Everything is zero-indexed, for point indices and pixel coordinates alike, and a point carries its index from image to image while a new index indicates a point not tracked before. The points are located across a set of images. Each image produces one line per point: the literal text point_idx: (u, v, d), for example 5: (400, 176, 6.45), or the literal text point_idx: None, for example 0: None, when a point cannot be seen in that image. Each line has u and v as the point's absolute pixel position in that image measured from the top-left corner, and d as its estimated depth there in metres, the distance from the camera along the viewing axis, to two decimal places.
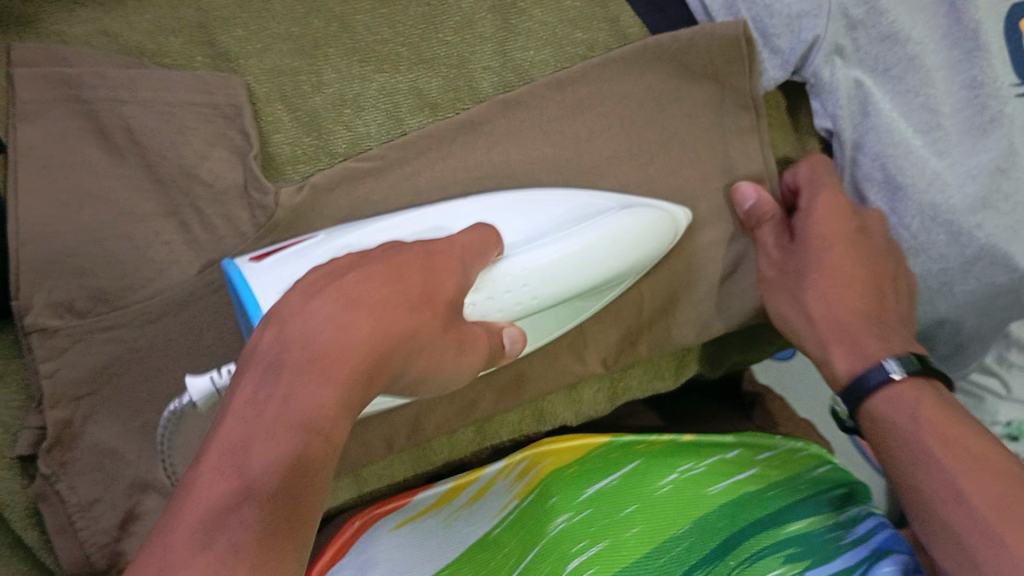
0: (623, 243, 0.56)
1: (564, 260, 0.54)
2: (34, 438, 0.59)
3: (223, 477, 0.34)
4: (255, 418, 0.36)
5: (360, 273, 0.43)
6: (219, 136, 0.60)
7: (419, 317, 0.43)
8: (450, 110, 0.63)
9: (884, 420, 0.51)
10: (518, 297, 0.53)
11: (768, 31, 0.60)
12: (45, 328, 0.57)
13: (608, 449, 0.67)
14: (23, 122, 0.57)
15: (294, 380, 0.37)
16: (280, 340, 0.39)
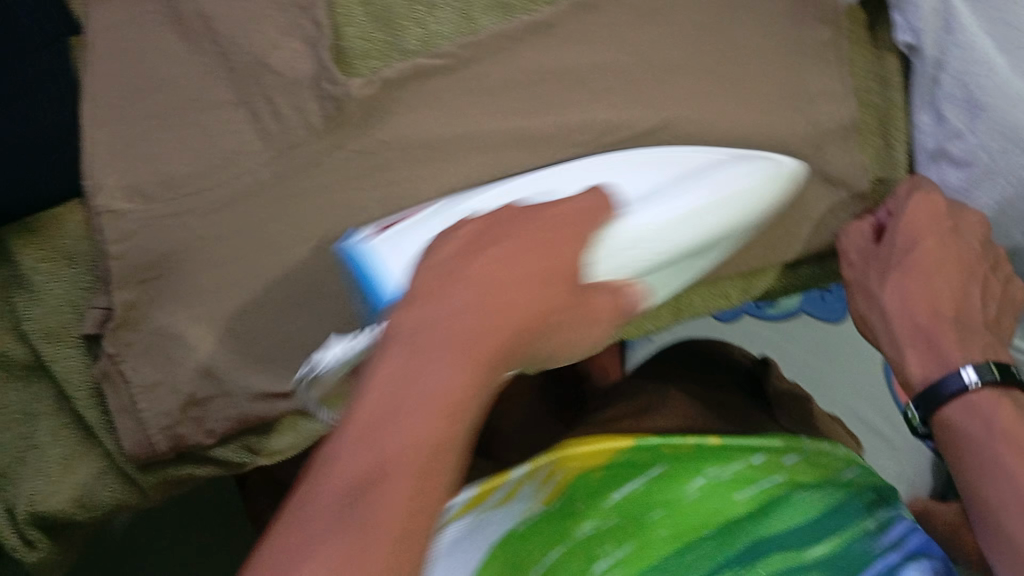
0: (744, 200, 0.57)
1: (688, 214, 0.56)
2: (100, 319, 0.60)
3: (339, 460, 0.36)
4: (391, 415, 0.37)
5: (503, 249, 0.44)
6: (293, 25, 0.60)
7: (554, 288, 0.44)
8: (521, 9, 0.60)
9: (962, 430, 0.51)
10: (666, 249, 0.55)
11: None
12: (115, 209, 0.59)
13: (634, 453, 0.63)
14: (100, 5, 0.60)
15: (420, 354, 0.38)
16: (417, 324, 0.40)
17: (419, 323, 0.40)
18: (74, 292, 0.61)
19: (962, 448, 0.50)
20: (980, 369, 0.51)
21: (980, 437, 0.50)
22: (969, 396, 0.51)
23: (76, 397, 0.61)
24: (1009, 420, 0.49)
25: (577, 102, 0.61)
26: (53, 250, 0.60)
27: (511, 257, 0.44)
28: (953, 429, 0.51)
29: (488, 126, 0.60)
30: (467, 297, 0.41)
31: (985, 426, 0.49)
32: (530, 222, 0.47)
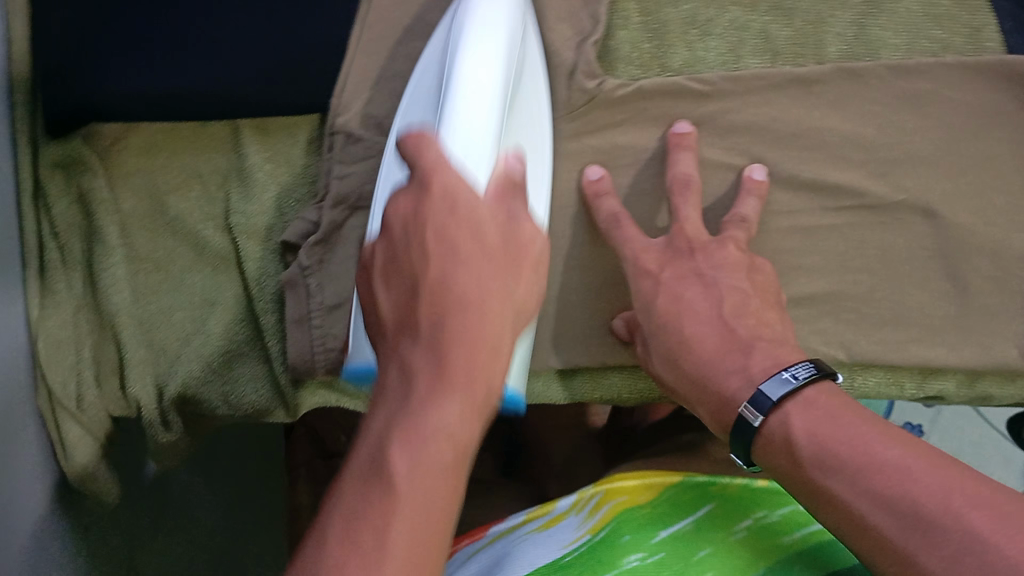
0: (472, 61, 0.51)
1: (477, 119, 0.49)
2: (304, 230, 0.61)
3: (399, 413, 0.40)
4: (372, 474, 0.39)
5: (433, 257, 0.42)
6: (571, 15, 0.61)
7: (486, 329, 0.42)
8: (790, 61, 0.62)
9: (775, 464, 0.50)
10: (488, 137, 0.49)
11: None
12: (351, 134, 0.61)
13: (675, 496, 0.60)
14: None
15: (376, 478, 0.38)
16: (387, 424, 0.40)
17: (404, 360, 0.41)
18: (286, 198, 0.62)
19: (786, 463, 0.49)
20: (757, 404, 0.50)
21: (800, 432, 0.48)
22: (791, 400, 0.49)
23: (256, 298, 0.62)
24: (843, 413, 0.47)
25: (813, 163, 0.61)
26: (280, 153, 0.62)
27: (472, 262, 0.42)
28: (772, 441, 0.50)
29: (723, 163, 0.61)
30: (464, 277, 0.42)
31: (819, 417, 0.48)
32: (422, 206, 0.43)
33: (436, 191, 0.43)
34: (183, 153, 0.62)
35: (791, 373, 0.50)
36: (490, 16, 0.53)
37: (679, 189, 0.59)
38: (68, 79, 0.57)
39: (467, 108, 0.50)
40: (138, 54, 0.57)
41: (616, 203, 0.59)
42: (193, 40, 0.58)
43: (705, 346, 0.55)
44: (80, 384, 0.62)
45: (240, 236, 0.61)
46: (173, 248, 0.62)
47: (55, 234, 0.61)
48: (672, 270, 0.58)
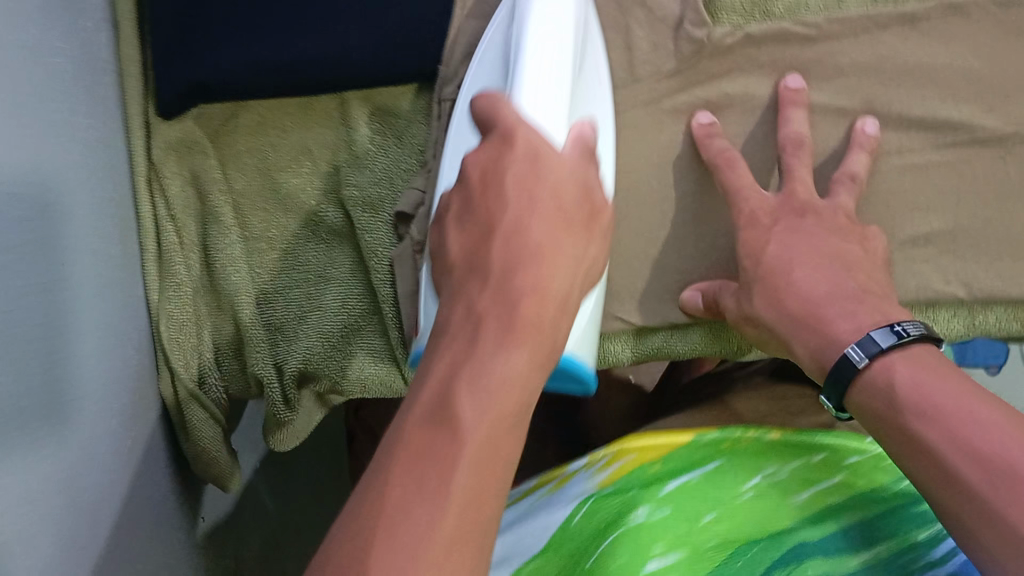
0: (551, 5, 0.52)
1: (549, 43, 0.51)
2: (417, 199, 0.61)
3: (462, 349, 0.35)
4: (431, 423, 0.33)
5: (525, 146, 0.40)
6: None
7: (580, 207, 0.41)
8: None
9: (868, 409, 0.47)
10: (561, 91, 0.50)
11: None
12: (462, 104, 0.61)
13: (688, 449, 0.59)
14: None
15: (454, 406, 0.33)
16: (455, 363, 0.35)
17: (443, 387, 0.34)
18: (397, 169, 0.62)
19: (889, 412, 0.45)
20: (865, 345, 0.47)
21: (902, 387, 0.45)
22: (899, 352, 0.46)
23: (372, 269, 0.61)
24: (946, 371, 0.45)
25: (924, 100, 0.61)
26: (386, 124, 0.62)
27: (539, 190, 0.39)
28: (877, 390, 0.46)
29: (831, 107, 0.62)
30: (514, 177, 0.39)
31: (923, 370, 0.45)
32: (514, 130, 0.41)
33: (516, 149, 0.40)
34: (293, 130, 0.62)
35: (902, 326, 0.47)
36: None
37: (794, 145, 0.59)
38: (185, 49, 0.58)
39: (534, 79, 0.49)
40: (244, 10, 0.58)
41: (725, 144, 0.59)
42: (296, 6, 0.58)
43: (807, 285, 0.53)
44: (203, 367, 0.63)
45: (352, 207, 0.61)
46: (287, 225, 0.62)
47: (171, 215, 0.61)
48: (778, 224, 0.57)
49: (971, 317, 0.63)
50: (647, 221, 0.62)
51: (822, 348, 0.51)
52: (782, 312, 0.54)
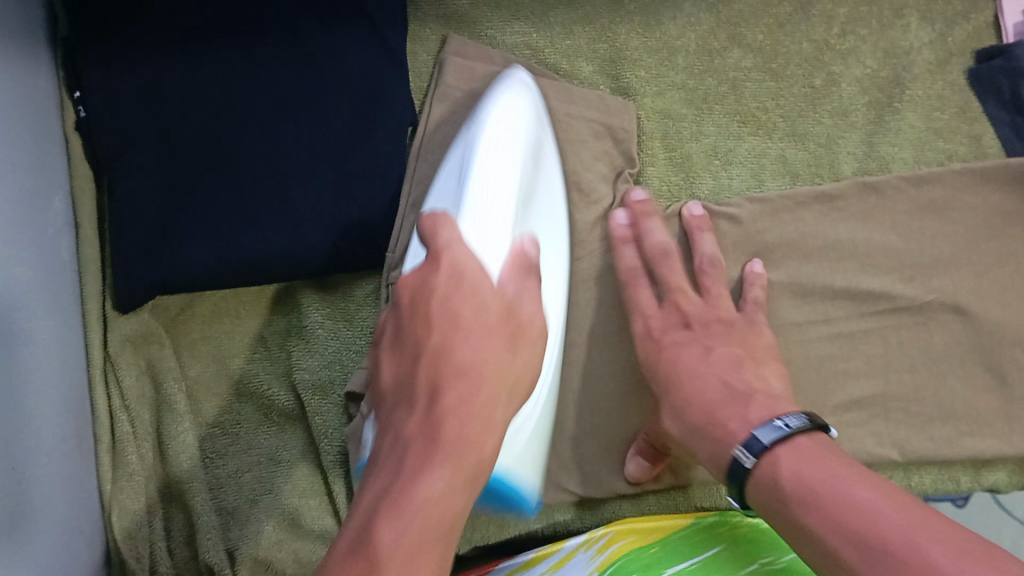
0: (497, 139, 0.55)
1: (481, 162, 0.53)
2: None
3: (393, 469, 0.38)
4: (392, 480, 0.38)
5: (440, 274, 0.43)
6: (605, 153, 0.65)
7: (496, 340, 0.41)
8: (808, 180, 0.66)
9: (764, 488, 0.48)
10: (506, 218, 0.51)
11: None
12: None
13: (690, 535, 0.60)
14: (441, 105, 0.65)
15: (400, 464, 0.38)
16: (401, 435, 0.40)
17: (397, 434, 0.40)
18: (347, 352, 0.65)
19: (773, 495, 0.47)
20: (752, 443, 0.49)
21: (786, 472, 0.47)
22: (783, 445, 0.49)
23: (323, 452, 0.63)
24: (832, 459, 0.47)
25: (847, 273, 0.64)
26: (338, 309, 0.65)
27: (457, 307, 0.41)
28: (761, 481, 0.48)
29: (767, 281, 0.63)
30: (439, 300, 0.42)
31: (807, 459, 0.47)
32: (443, 258, 0.44)
33: (441, 269, 0.43)
34: (246, 317, 0.65)
35: (785, 421, 0.50)
36: (499, 115, 0.56)
37: (660, 257, 0.61)
38: (145, 250, 0.60)
39: (483, 200, 0.51)
40: (199, 226, 0.61)
41: (633, 257, 0.61)
42: (252, 209, 0.61)
43: (709, 393, 0.55)
44: (154, 554, 0.62)
45: (302, 391, 0.63)
46: (240, 410, 0.64)
47: (126, 404, 0.63)
48: (672, 336, 0.59)
49: (906, 476, 0.64)
50: (591, 397, 0.63)
51: (720, 450, 0.52)
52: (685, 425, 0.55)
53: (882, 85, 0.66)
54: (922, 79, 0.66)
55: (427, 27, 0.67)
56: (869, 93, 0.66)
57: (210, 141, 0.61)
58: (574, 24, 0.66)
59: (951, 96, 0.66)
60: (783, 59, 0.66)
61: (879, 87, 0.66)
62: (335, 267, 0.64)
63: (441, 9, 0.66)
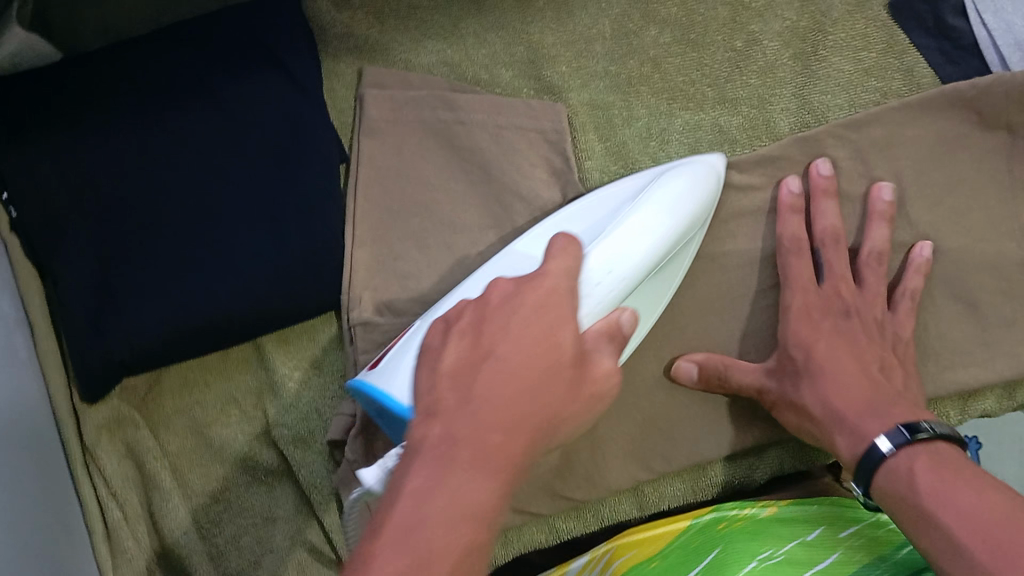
0: (669, 200, 0.57)
1: (643, 217, 0.55)
2: (345, 424, 0.63)
3: (436, 467, 0.37)
4: (444, 462, 0.37)
5: (538, 297, 0.45)
6: (543, 158, 0.64)
7: (557, 344, 0.43)
8: (747, 145, 0.65)
9: (890, 484, 0.50)
10: (628, 271, 0.53)
11: (999, 46, 0.62)
12: (368, 321, 0.63)
13: (689, 535, 0.60)
14: (369, 138, 0.64)
15: (446, 464, 0.37)
16: (446, 435, 0.38)
17: (445, 426, 0.39)
18: (322, 400, 0.64)
19: (903, 491, 0.49)
20: (893, 436, 0.51)
21: (922, 474, 0.48)
22: (914, 446, 0.50)
23: (315, 501, 0.63)
24: (959, 464, 0.48)
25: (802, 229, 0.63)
26: (304, 360, 0.64)
27: (515, 342, 0.42)
28: (892, 476, 0.50)
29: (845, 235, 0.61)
30: (513, 334, 0.43)
31: (937, 464, 0.48)
32: (547, 281, 0.47)
33: (538, 287, 0.46)
34: (216, 383, 0.64)
35: (930, 424, 0.51)
36: (677, 179, 0.58)
37: (829, 241, 0.61)
38: (95, 328, 0.60)
39: (612, 247, 0.53)
40: (147, 294, 0.60)
41: (798, 227, 0.61)
42: (203, 263, 0.61)
43: (860, 390, 0.55)
44: None
45: (284, 447, 0.63)
46: (226, 477, 0.64)
47: (112, 491, 0.62)
48: (828, 320, 0.59)
49: None
50: None
51: (857, 443, 0.53)
52: (829, 411, 0.55)
53: (803, 35, 0.65)
54: (842, 22, 0.65)
55: (342, 62, 0.66)
56: (793, 45, 0.65)
57: (133, 211, 0.60)
58: (486, 33, 0.66)
59: (876, 34, 0.65)
60: (700, 28, 0.66)
61: (801, 38, 0.65)
62: (301, 308, 0.63)
63: (351, 42, 0.66)
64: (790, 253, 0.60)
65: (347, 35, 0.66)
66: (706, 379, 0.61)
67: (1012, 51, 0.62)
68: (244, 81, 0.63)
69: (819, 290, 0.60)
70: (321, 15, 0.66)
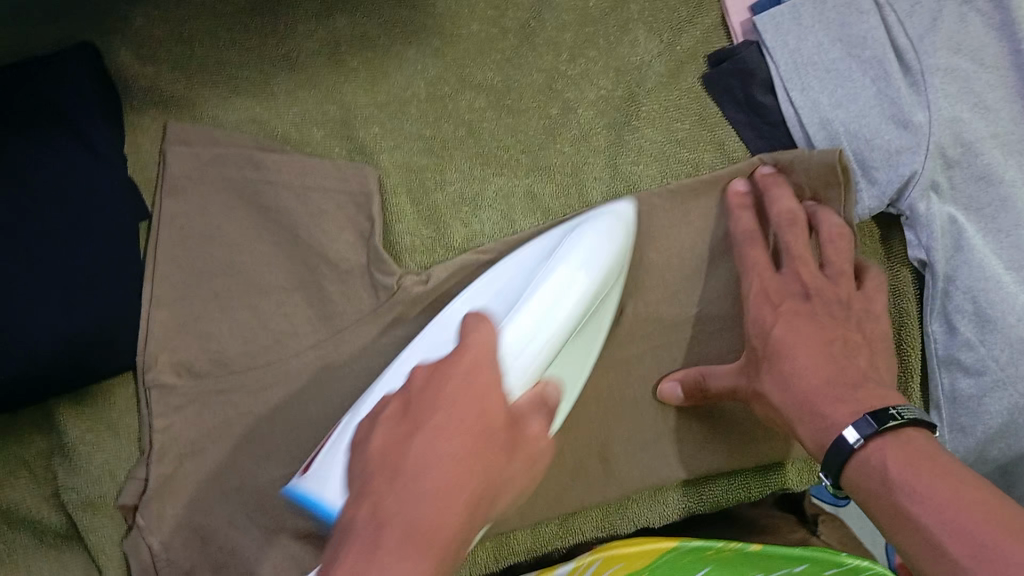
0: (585, 266, 0.54)
1: (549, 281, 0.53)
2: (138, 488, 0.61)
3: (362, 553, 0.36)
4: (372, 548, 0.36)
5: (469, 350, 0.44)
6: (349, 220, 0.63)
7: (493, 443, 0.41)
8: (559, 214, 0.64)
9: (859, 477, 0.48)
10: (552, 334, 0.51)
11: (804, 124, 0.62)
12: (164, 384, 0.61)
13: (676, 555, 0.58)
14: (173, 197, 0.63)
15: (371, 559, 0.36)
16: (374, 513, 0.38)
17: (376, 507, 0.38)
18: (117, 462, 0.63)
19: (876, 487, 0.47)
20: (863, 427, 0.48)
21: (893, 469, 0.46)
22: (884, 437, 0.47)
23: (103, 567, 0.62)
24: (931, 453, 0.46)
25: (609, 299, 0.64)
26: (99, 421, 0.63)
27: (454, 410, 0.41)
28: (861, 467, 0.48)
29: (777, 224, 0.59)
30: (445, 403, 0.41)
31: (907, 454, 0.46)
32: (466, 339, 0.44)
33: (463, 354, 0.43)
34: (9, 446, 0.63)
35: (898, 410, 0.48)
36: (584, 238, 0.56)
37: (783, 224, 0.59)
38: None
39: (522, 321, 0.51)
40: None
41: (748, 221, 0.60)
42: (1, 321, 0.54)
43: (812, 375, 0.53)
44: None
45: (74, 511, 0.62)
46: (15, 540, 0.62)
47: None
48: (786, 303, 0.57)
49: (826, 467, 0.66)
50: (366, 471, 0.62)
51: (824, 431, 0.51)
52: (789, 396, 0.53)
53: (617, 105, 0.66)
54: (655, 93, 0.66)
55: (147, 117, 0.64)
56: (607, 114, 0.66)
57: None
58: (298, 90, 0.66)
59: (688, 105, 0.66)
60: (515, 94, 0.66)
61: (615, 107, 0.66)
62: (52, 380, 0.57)
63: (158, 96, 0.65)
64: (742, 245, 0.60)
65: (155, 89, 0.65)
66: (689, 395, 0.61)
67: (816, 130, 0.62)
68: (20, 138, 0.57)
69: (778, 276, 0.58)
70: (126, 70, 0.64)
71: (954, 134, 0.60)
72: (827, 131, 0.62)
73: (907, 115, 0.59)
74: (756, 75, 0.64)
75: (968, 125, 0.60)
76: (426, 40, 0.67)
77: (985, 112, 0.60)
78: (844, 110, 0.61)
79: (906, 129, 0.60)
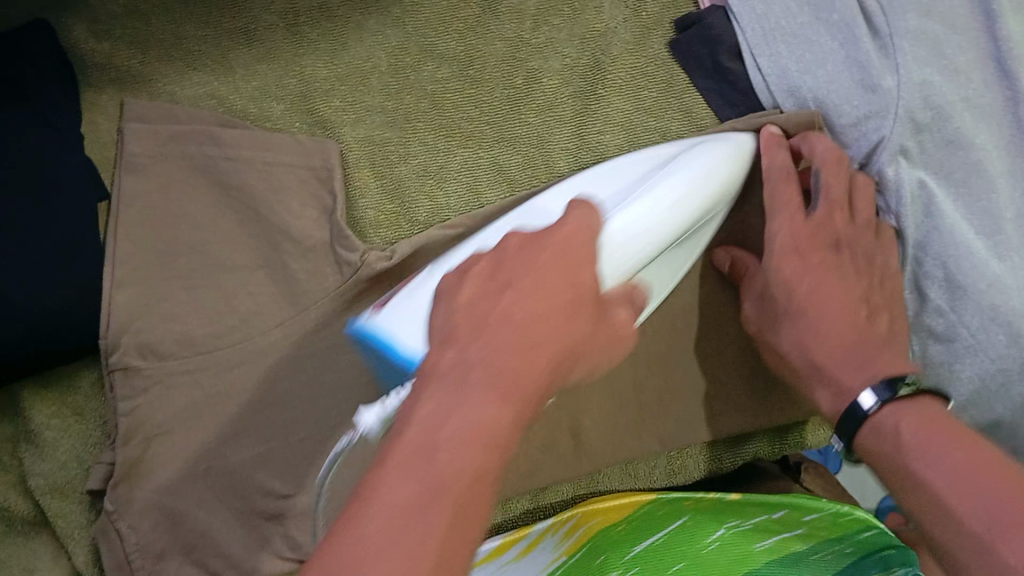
0: (687, 184, 0.52)
1: (666, 188, 0.52)
2: (105, 473, 0.60)
3: (439, 396, 0.34)
4: (457, 389, 0.34)
5: (558, 239, 0.40)
6: (313, 197, 0.63)
7: (580, 312, 0.38)
8: (526, 185, 0.64)
9: (876, 443, 0.50)
10: (653, 243, 0.50)
11: (773, 92, 0.62)
12: (128, 364, 0.60)
13: (654, 505, 0.61)
14: (131, 175, 0.61)
15: (460, 386, 0.34)
16: (457, 360, 0.35)
17: (459, 354, 0.35)
18: (83, 447, 0.63)
19: (891, 450, 0.49)
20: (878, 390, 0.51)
21: (909, 432, 0.48)
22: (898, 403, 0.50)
23: (72, 552, 0.61)
24: (941, 421, 0.48)
25: None
26: (63, 406, 0.63)
27: (543, 277, 0.38)
28: (878, 431, 0.50)
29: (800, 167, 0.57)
30: (539, 263, 0.39)
31: (918, 420, 0.49)
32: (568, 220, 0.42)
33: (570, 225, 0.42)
34: None
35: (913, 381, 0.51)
36: (697, 162, 0.54)
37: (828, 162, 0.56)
38: None
39: (631, 214, 0.50)
40: None
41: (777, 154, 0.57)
42: None
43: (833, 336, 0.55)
44: None
45: (40, 497, 0.61)
46: None
47: None
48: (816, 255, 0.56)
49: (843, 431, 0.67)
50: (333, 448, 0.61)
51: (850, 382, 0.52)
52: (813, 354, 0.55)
53: (584, 73, 0.66)
54: (621, 61, 0.66)
55: (102, 94, 0.63)
56: (573, 83, 0.65)
57: None
58: (258, 65, 0.64)
59: (656, 72, 0.66)
60: (478, 64, 0.65)
61: (581, 75, 0.66)
62: (15, 361, 0.56)
63: (114, 73, 0.63)
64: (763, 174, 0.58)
65: (110, 65, 0.63)
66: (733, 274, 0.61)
67: (784, 97, 0.61)
68: None
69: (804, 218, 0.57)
70: (80, 45, 0.63)
71: (924, 99, 0.56)
72: (795, 98, 0.61)
73: (874, 80, 0.57)
74: (724, 41, 0.63)
75: (938, 90, 0.56)
76: (387, 9, 0.65)
77: (954, 74, 0.57)
78: (812, 76, 0.60)
79: (873, 93, 0.58)
